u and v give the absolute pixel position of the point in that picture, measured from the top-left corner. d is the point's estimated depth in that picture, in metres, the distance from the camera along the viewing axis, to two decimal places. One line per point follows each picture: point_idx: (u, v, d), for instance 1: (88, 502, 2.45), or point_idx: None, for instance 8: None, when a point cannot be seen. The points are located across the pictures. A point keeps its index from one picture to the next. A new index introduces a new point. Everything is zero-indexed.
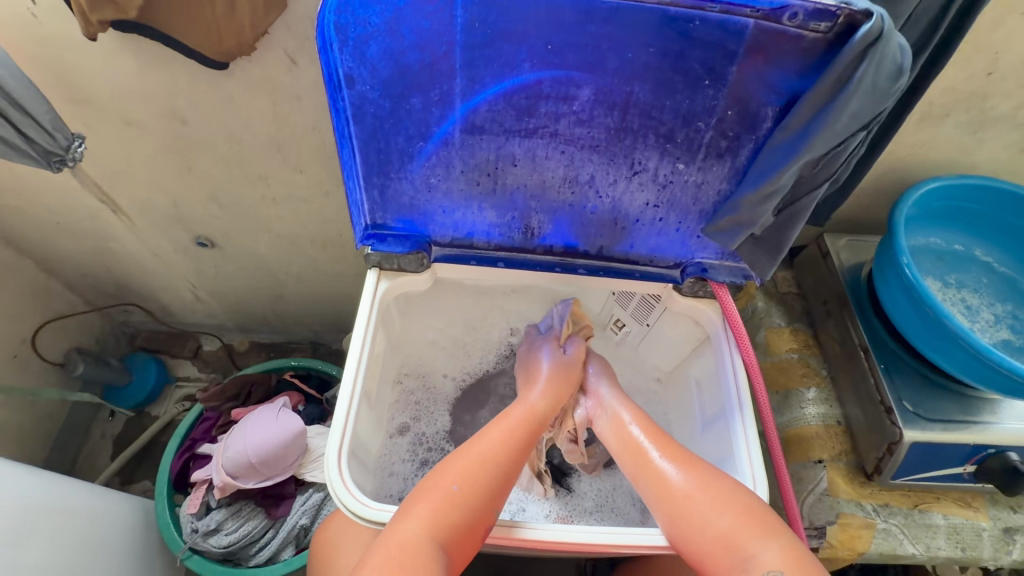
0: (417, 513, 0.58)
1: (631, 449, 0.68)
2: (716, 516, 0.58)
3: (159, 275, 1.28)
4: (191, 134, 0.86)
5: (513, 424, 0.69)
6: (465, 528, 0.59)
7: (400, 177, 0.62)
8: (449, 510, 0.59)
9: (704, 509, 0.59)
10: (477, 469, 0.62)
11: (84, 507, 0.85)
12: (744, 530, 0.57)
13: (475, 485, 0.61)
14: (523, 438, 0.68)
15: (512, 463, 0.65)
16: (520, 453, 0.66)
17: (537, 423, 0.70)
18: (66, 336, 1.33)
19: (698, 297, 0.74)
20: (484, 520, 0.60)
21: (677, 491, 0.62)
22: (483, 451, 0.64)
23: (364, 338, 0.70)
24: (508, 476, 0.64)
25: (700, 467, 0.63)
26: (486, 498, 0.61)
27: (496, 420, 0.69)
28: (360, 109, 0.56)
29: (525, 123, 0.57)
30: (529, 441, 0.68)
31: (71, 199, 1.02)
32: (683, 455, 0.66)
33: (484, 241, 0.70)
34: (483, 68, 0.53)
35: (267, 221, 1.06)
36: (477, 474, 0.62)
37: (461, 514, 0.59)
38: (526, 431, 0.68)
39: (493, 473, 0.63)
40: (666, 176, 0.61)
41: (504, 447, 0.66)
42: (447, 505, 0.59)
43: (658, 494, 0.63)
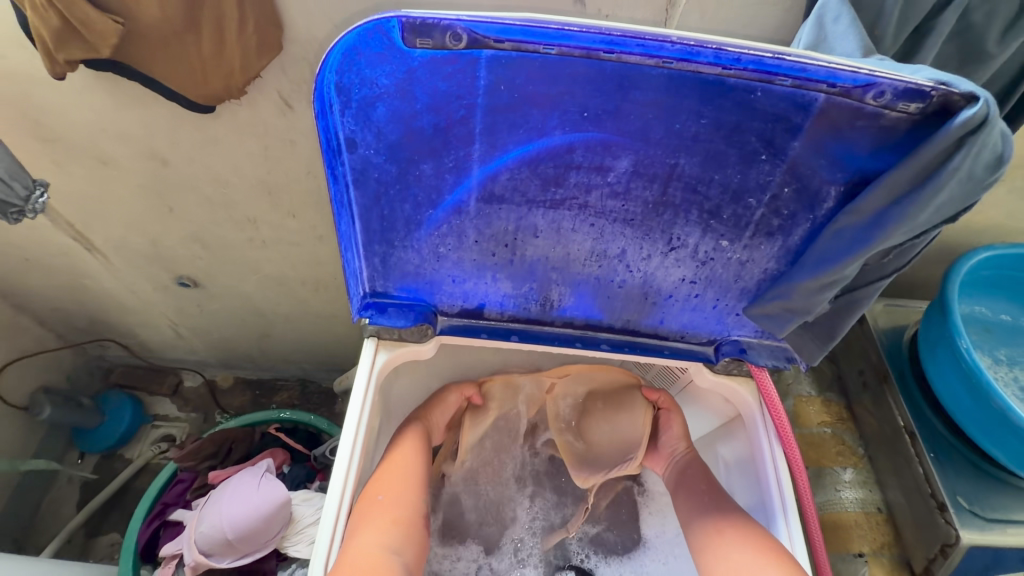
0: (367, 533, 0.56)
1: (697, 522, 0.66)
2: (740, 555, 0.58)
3: (137, 312, 1.19)
4: (173, 175, 0.78)
5: (415, 430, 0.70)
6: (410, 527, 0.61)
7: (404, 246, 0.55)
8: (388, 517, 0.59)
9: (730, 548, 0.60)
10: (402, 474, 0.64)
11: None
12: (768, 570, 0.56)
13: (405, 483, 0.63)
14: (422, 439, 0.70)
15: (423, 457, 0.68)
16: (427, 449, 0.70)
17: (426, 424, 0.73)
18: (32, 375, 1.23)
19: (731, 374, 0.67)
20: (412, 509, 0.62)
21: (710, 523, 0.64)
22: (398, 456, 0.66)
23: (359, 419, 0.61)
24: (424, 469, 0.67)
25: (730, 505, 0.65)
26: (411, 494, 0.63)
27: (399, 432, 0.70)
28: (361, 173, 0.48)
29: (550, 194, 0.50)
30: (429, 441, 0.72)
31: (40, 236, 0.93)
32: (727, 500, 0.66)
33: (496, 312, 0.63)
34: (506, 134, 0.46)
35: (255, 263, 0.98)
36: (404, 478, 0.64)
37: (400, 513, 0.60)
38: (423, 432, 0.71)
39: (415, 472, 0.66)
40: (707, 253, 0.54)
41: (414, 451, 0.68)
42: (387, 511, 0.59)
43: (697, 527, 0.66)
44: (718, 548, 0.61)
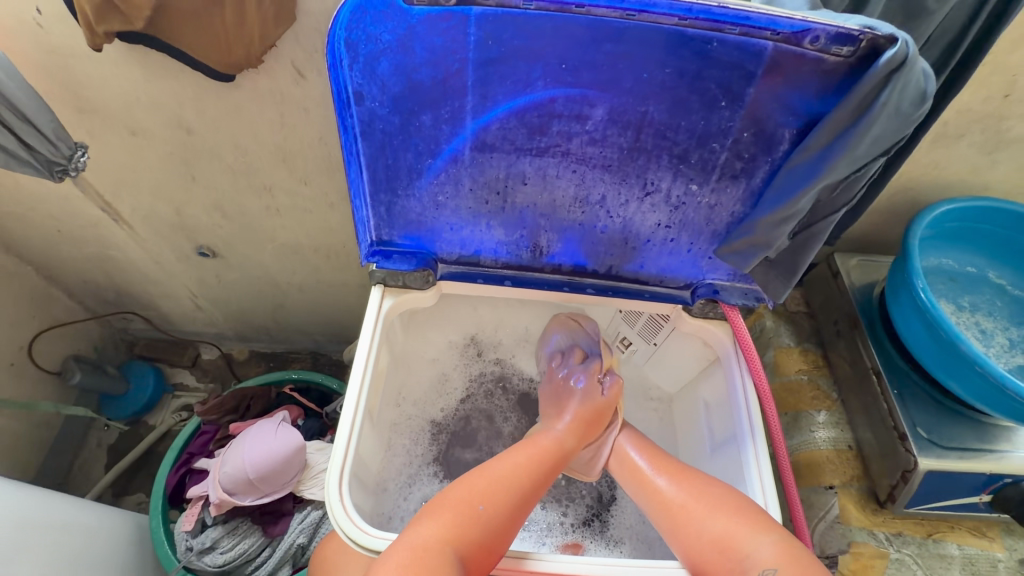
0: (427, 537, 0.55)
1: (663, 502, 0.64)
2: (710, 521, 0.59)
3: (160, 284, 1.26)
4: (197, 144, 0.85)
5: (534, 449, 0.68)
6: (473, 558, 0.56)
7: (407, 194, 0.61)
8: (444, 533, 0.55)
9: (703, 519, 0.60)
10: (494, 490, 0.61)
11: (75, 522, 0.82)
12: (739, 529, 0.57)
13: (500, 503, 0.60)
14: (552, 460, 0.67)
15: (532, 486, 0.63)
16: (538, 479, 0.65)
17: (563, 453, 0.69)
18: (62, 344, 1.31)
19: (708, 318, 0.72)
20: (487, 522, 0.58)
21: (674, 501, 0.63)
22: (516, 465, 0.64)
23: (368, 356, 0.68)
24: (522, 498, 0.62)
25: (692, 478, 0.65)
26: (484, 511, 0.58)
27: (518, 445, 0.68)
28: (368, 125, 0.55)
29: (536, 142, 0.56)
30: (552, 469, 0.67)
31: (74, 207, 1.01)
32: (699, 484, 0.63)
33: (491, 259, 0.69)
34: (495, 86, 0.52)
35: (270, 231, 1.05)
36: (489, 494, 0.60)
37: (481, 535, 0.57)
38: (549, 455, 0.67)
39: (502, 492, 0.61)
40: (679, 197, 0.60)
41: (528, 474, 0.64)
42: (467, 524, 0.57)
43: (657, 508, 0.65)
44: (689, 520, 0.61)
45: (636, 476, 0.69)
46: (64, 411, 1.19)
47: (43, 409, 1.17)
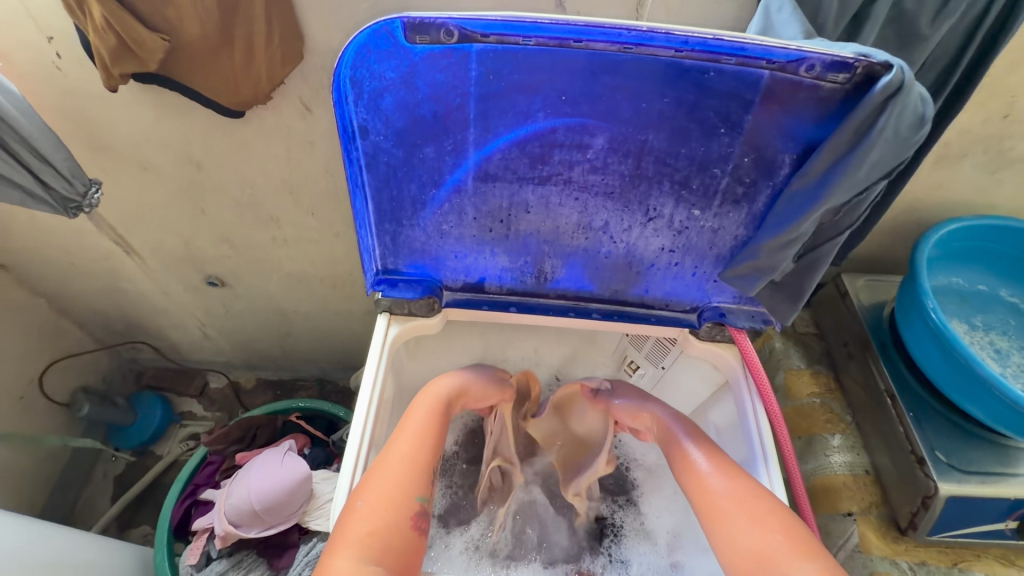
0: (355, 531, 0.54)
1: (705, 497, 0.60)
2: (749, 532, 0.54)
3: (168, 314, 1.28)
4: (206, 179, 0.87)
5: (422, 416, 0.67)
6: (400, 534, 0.55)
7: (412, 224, 0.62)
8: (373, 519, 0.55)
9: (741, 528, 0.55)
10: (408, 469, 0.60)
11: (72, 552, 0.81)
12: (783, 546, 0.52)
13: (387, 484, 0.58)
14: (430, 422, 0.66)
15: (415, 450, 0.62)
16: (438, 437, 0.65)
17: (445, 406, 0.69)
18: (71, 375, 1.32)
19: (715, 341, 0.72)
20: (378, 504, 0.56)
21: (717, 504, 0.58)
22: (386, 448, 0.62)
23: (374, 385, 0.68)
24: (430, 458, 0.62)
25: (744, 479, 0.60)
26: (406, 492, 0.58)
27: (402, 423, 0.66)
28: (373, 157, 0.56)
29: (538, 171, 0.57)
30: (442, 426, 0.67)
31: (86, 240, 1.03)
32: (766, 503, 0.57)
33: (495, 286, 0.69)
34: (497, 119, 0.53)
35: (277, 261, 1.06)
36: (407, 473, 0.59)
37: (381, 519, 0.55)
38: (436, 416, 0.67)
39: (415, 466, 0.60)
40: (682, 222, 0.60)
41: (401, 448, 0.62)
42: (361, 518, 0.55)
43: (700, 500, 0.61)
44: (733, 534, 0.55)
45: (687, 468, 0.64)
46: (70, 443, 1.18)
47: (47, 444, 1.16)
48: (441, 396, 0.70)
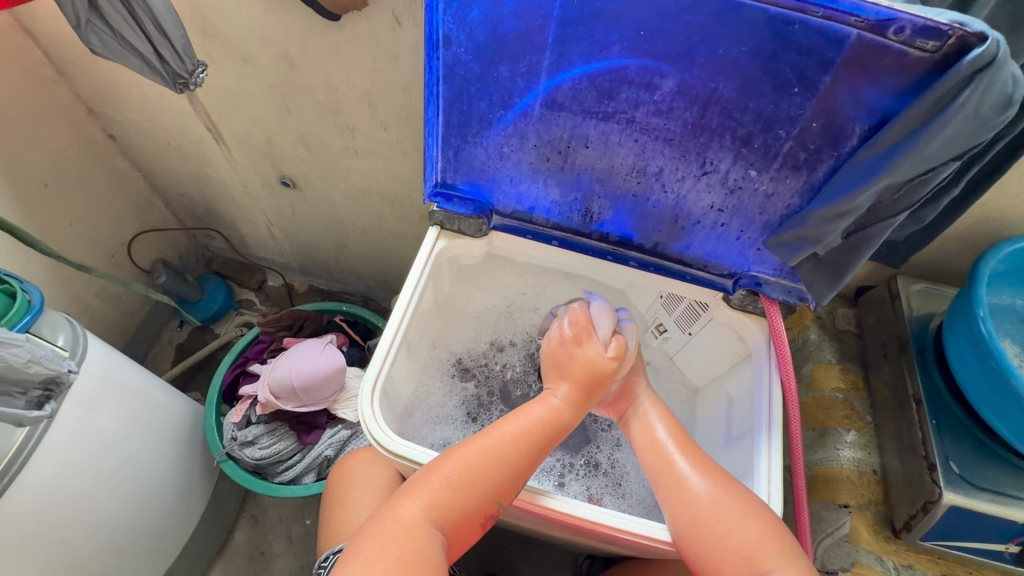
0: (437, 494, 0.58)
1: (657, 452, 0.67)
2: (742, 525, 0.58)
3: (243, 207, 1.39)
4: (297, 78, 0.93)
5: (535, 422, 0.65)
6: (466, 518, 0.59)
7: (475, 141, 0.65)
8: (456, 494, 0.59)
9: (731, 521, 0.58)
10: (503, 465, 0.61)
11: (149, 394, 0.93)
12: (767, 546, 0.57)
13: (481, 468, 0.60)
14: (544, 439, 0.65)
15: (525, 460, 0.62)
16: (533, 460, 0.63)
17: (561, 429, 0.66)
18: (153, 247, 1.48)
19: (746, 311, 0.73)
20: (461, 484, 0.59)
21: (699, 502, 0.61)
22: (491, 433, 0.63)
23: (414, 292, 0.72)
24: (525, 475, 0.62)
25: (725, 478, 0.62)
26: (493, 492, 0.60)
27: (517, 416, 0.65)
28: (451, 69, 0.59)
29: (604, 106, 0.58)
30: (548, 445, 0.65)
31: (185, 123, 1.13)
32: (714, 465, 0.64)
33: (543, 218, 0.73)
34: (574, 46, 0.54)
35: (346, 171, 1.13)
36: (501, 474, 0.61)
37: (463, 497, 0.59)
38: (546, 441, 0.65)
39: (511, 468, 0.61)
40: (736, 180, 0.61)
41: (517, 444, 0.63)
42: (445, 492, 0.58)
43: (677, 496, 0.62)
44: (718, 521, 0.59)
45: (645, 423, 0.70)
46: (153, 295, 1.31)
47: (136, 289, 1.28)
48: (562, 412, 0.66)
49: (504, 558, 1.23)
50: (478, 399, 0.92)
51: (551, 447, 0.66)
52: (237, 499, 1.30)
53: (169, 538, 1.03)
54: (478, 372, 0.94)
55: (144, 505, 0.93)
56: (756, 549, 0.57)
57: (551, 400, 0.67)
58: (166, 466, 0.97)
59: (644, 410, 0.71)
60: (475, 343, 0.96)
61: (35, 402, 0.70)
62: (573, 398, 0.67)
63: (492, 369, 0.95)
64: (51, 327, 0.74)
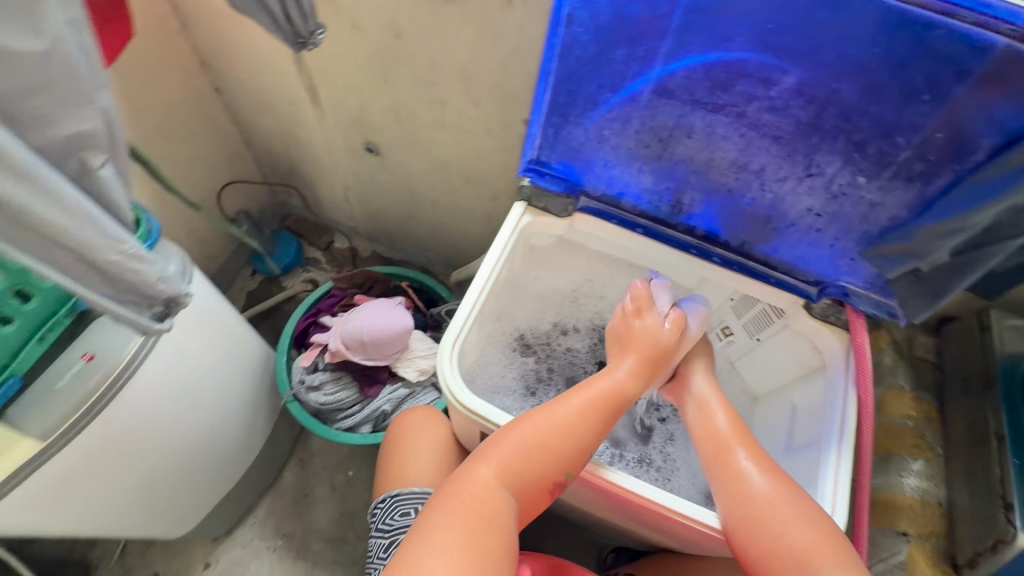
0: (505, 460, 0.61)
1: (717, 444, 0.67)
2: (799, 530, 0.58)
3: (324, 169, 1.46)
4: (400, 49, 0.97)
5: (600, 396, 0.66)
6: (536, 486, 0.62)
7: (577, 122, 0.67)
8: (524, 463, 0.61)
9: (788, 522, 0.59)
10: (567, 436, 0.63)
11: (234, 327, 0.99)
12: (825, 550, 0.56)
13: (551, 438, 0.63)
14: (612, 408, 0.66)
15: (590, 430, 0.64)
16: (597, 431, 0.65)
17: (624, 402, 0.67)
18: (238, 198, 1.58)
19: (826, 321, 0.72)
20: (530, 453, 0.62)
21: (758, 498, 0.61)
22: (560, 405, 0.65)
23: (497, 260, 0.75)
24: (592, 443, 0.64)
25: (788, 483, 0.62)
26: (561, 463, 0.63)
27: (578, 390, 0.67)
28: (567, 48, 0.60)
29: (715, 98, 0.59)
30: (612, 415, 0.67)
31: (286, 83, 1.20)
32: (773, 465, 0.64)
33: (630, 204, 0.74)
34: (695, 34, 0.55)
35: (429, 143, 1.17)
36: (566, 442, 0.63)
37: (530, 467, 0.61)
38: (613, 410, 0.66)
39: (575, 438, 0.63)
40: (841, 186, 0.60)
41: (583, 416, 0.65)
42: (514, 459, 0.61)
43: (732, 487, 0.63)
44: (774, 524, 0.59)
45: (708, 412, 0.69)
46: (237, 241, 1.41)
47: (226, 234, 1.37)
48: (625, 382, 0.67)
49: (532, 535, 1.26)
50: (537, 374, 0.95)
51: (617, 417, 0.67)
52: (289, 441, 1.38)
53: (231, 465, 1.12)
54: (539, 349, 0.97)
55: (214, 428, 1.00)
56: (811, 554, 0.56)
57: (612, 371, 0.68)
58: (238, 395, 1.04)
59: (704, 399, 0.70)
60: (539, 321, 0.99)
61: (157, 316, 0.64)
62: (638, 370, 0.69)
63: (553, 348, 0.98)
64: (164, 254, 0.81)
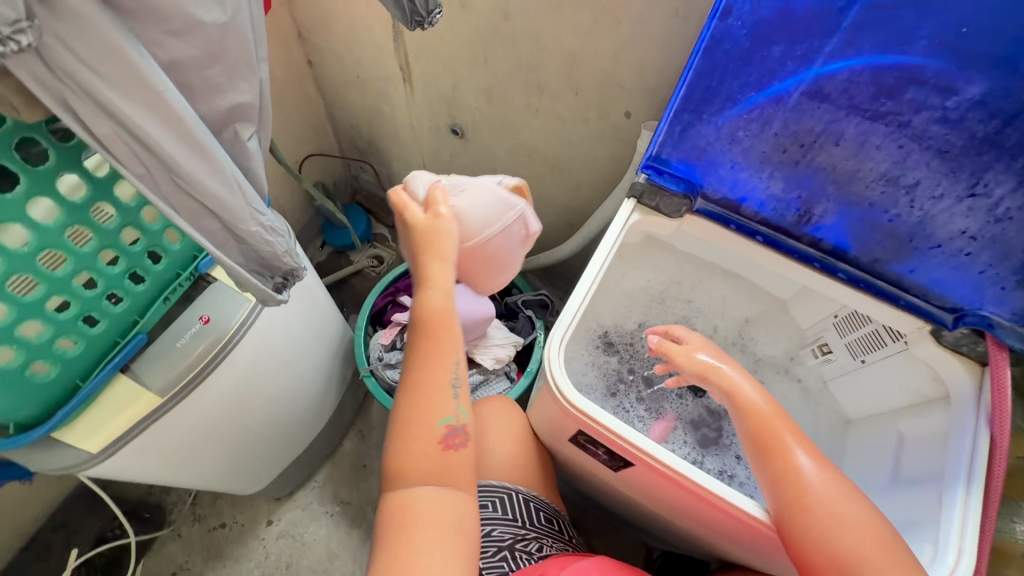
0: (415, 462, 0.56)
1: (762, 430, 0.63)
2: (841, 535, 0.56)
3: (403, 147, 1.47)
4: (507, 30, 0.95)
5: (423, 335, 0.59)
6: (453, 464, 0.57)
7: (709, 119, 0.64)
8: (425, 455, 0.56)
9: (827, 527, 0.56)
10: (432, 390, 0.57)
11: (321, 300, 0.99)
12: (870, 556, 0.54)
13: (433, 414, 0.57)
14: (442, 342, 0.59)
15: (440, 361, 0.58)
16: (440, 360, 0.58)
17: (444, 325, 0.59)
18: (316, 170, 1.61)
19: (956, 351, 0.67)
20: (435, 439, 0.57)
21: (801, 497, 0.58)
22: (426, 357, 0.58)
23: (606, 256, 0.72)
24: (450, 374, 0.59)
25: (836, 471, 0.60)
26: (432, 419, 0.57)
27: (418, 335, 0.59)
28: (718, 41, 0.57)
29: (877, 104, 0.54)
30: (422, 335, 0.59)
31: (380, 58, 1.20)
32: (819, 452, 0.62)
33: (751, 211, 0.69)
34: (870, 34, 0.51)
35: (518, 128, 1.15)
36: (430, 393, 0.57)
37: (429, 457, 0.56)
38: (422, 335, 0.59)
39: (437, 386, 0.58)
40: (1009, 210, 0.55)
41: (428, 358, 0.58)
42: (423, 451, 0.56)
43: (781, 476, 0.60)
44: (823, 524, 0.56)
45: (743, 399, 0.65)
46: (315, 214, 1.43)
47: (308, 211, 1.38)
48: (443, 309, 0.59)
49: (584, 528, 1.26)
50: (619, 374, 0.92)
51: (453, 335, 0.60)
52: (352, 412, 1.41)
53: (303, 431, 1.15)
54: (622, 349, 0.94)
55: (295, 398, 1.02)
56: (858, 554, 0.55)
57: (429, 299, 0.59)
58: (319, 366, 1.06)
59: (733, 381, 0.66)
60: (623, 320, 0.96)
61: (276, 287, 0.65)
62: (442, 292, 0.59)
63: (636, 348, 0.95)
64: None
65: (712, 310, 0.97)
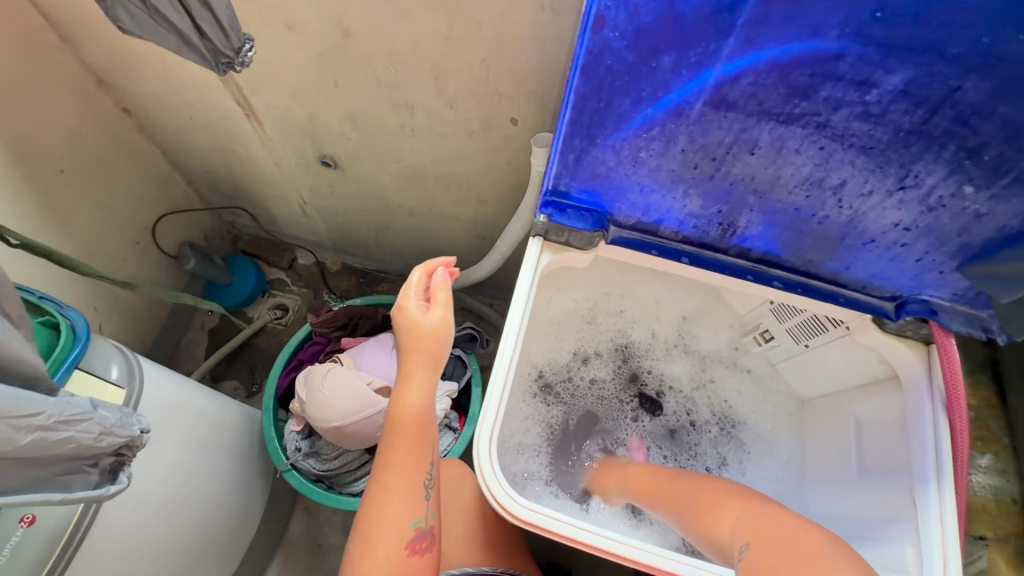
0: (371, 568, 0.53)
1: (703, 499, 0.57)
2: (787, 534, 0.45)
3: (275, 186, 1.26)
4: (351, 48, 0.78)
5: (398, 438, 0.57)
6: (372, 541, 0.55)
7: (604, 144, 0.53)
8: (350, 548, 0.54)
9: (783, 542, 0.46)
10: (399, 495, 0.55)
11: (204, 410, 0.82)
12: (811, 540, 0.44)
13: (381, 504, 0.55)
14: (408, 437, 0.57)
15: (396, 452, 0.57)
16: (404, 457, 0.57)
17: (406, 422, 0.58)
18: (179, 229, 1.36)
19: (902, 335, 0.64)
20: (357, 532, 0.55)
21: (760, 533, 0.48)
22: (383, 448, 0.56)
23: (523, 309, 0.62)
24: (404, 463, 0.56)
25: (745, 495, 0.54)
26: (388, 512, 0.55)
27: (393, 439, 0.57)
28: (595, 58, 0.45)
29: (790, 107, 0.46)
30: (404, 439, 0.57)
31: (211, 96, 0.98)
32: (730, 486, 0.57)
33: (672, 230, 0.63)
34: (772, 29, 0.41)
35: (398, 150, 1.00)
36: (383, 484, 0.56)
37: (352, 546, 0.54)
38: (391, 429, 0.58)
39: (391, 478, 0.56)
40: (940, 199, 0.49)
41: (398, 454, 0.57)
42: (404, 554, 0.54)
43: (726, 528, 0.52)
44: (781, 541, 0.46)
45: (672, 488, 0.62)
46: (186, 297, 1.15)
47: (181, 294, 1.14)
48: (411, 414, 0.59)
49: None
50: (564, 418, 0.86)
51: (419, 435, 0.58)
52: (292, 493, 1.26)
53: (233, 547, 0.99)
54: (561, 387, 0.88)
55: (210, 526, 0.86)
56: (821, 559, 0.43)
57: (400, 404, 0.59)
58: (232, 477, 0.91)
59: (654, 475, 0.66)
60: (557, 353, 0.88)
61: (109, 472, 0.53)
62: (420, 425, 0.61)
63: (575, 382, 0.89)
64: (100, 360, 0.64)
65: (646, 317, 0.89)
